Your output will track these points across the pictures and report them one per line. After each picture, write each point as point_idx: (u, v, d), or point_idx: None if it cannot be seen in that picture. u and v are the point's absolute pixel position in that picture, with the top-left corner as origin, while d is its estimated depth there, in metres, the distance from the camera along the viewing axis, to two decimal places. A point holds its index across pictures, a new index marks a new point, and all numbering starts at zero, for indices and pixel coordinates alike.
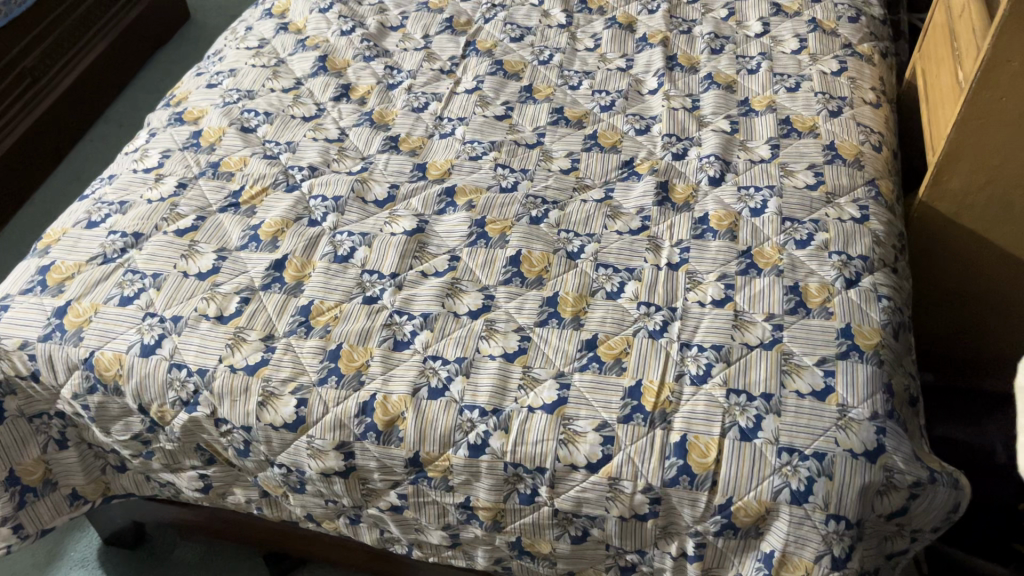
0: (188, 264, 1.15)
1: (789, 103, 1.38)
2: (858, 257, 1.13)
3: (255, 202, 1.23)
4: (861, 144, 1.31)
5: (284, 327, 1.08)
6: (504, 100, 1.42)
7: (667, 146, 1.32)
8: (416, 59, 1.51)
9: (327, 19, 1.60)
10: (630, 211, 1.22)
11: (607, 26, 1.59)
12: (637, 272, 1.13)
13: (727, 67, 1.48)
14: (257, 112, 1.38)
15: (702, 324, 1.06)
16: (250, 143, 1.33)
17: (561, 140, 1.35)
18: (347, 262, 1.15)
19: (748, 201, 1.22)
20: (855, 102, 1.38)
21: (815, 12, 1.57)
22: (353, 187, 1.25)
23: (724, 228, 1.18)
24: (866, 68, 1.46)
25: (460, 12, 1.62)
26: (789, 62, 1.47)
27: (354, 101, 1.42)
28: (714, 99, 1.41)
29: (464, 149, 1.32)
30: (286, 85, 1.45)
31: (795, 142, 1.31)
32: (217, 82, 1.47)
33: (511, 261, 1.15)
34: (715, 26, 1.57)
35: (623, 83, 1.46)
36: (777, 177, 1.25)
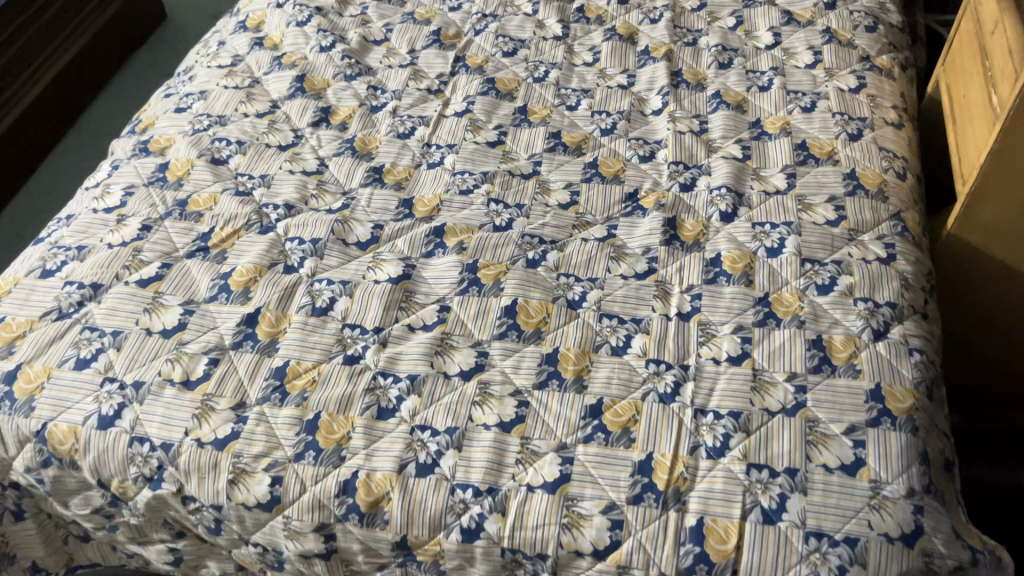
0: (152, 319, 1.04)
1: (805, 125, 1.28)
2: (886, 304, 1.04)
3: (226, 245, 1.12)
4: (884, 171, 1.21)
5: (257, 393, 0.98)
6: (497, 124, 1.32)
7: (674, 175, 1.22)
8: (402, 78, 1.40)
9: (305, 32, 1.48)
10: (635, 251, 1.12)
11: (607, 38, 1.48)
12: (645, 324, 1.03)
13: (736, 83, 1.37)
14: (228, 141, 1.27)
15: (718, 386, 0.96)
16: (221, 177, 1.22)
17: (559, 169, 1.25)
18: (327, 314, 1.05)
19: (764, 239, 1.12)
20: (876, 122, 1.28)
21: (830, 21, 1.47)
22: (333, 227, 1.14)
23: (739, 271, 1.08)
24: (886, 84, 1.36)
25: (449, 24, 1.51)
26: (803, 77, 1.37)
27: (334, 126, 1.31)
28: (724, 121, 1.30)
29: (454, 181, 1.22)
30: (260, 109, 1.34)
31: (813, 170, 1.21)
32: (186, 105, 1.36)
33: (506, 312, 1.05)
34: (722, 37, 1.46)
35: (624, 103, 1.36)
36: (794, 211, 1.15)
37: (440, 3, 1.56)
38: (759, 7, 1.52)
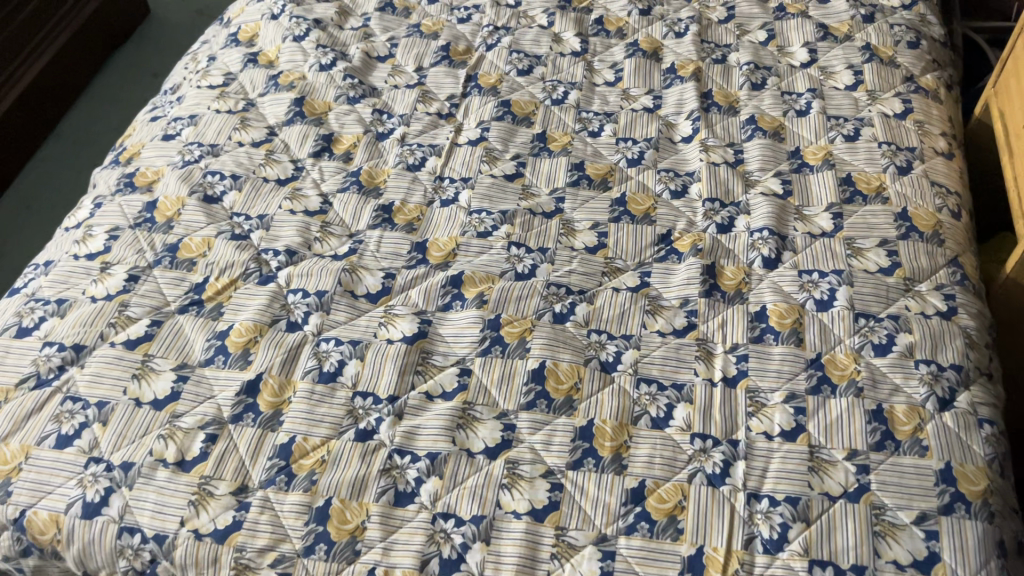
0: (141, 387, 0.94)
1: (850, 156, 1.18)
2: (950, 367, 0.95)
3: (222, 299, 1.02)
4: (938, 210, 1.11)
5: (260, 475, 0.88)
6: (514, 153, 1.22)
7: (710, 214, 1.13)
8: (410, 100, 1.29)
9: (303, 47, 1.36)
10: (672, 303, 1.03)
11: (629, 53, 1.37)
12: (687, 391, 0.94)
13: (771, 106, 1.27)
14: (222, 174, 1.17)
15: (772, 466, 0.87)
16: (214, 218, 1.11)
17: (583, 207, 1.15)
18: (335, 380, 0.95)
19: (813, 290, 1.03)
20: (926, 153, 1.19)
21: (868, 36, 1.37)
22: (340, 277, 1.03)
23: (787, 328, 0.99)
24: (934, 108, 1.26)
25: (458, 37, 1.40)
26: (843, 101, 1.27)
27: (337, 156, 1.21)
28: (760, 150, 1.20)
29: (470, 222, 1.12)
30: (256, 136, 1.23)
31: (861, 208, 1.12)
32: (175, 132, 1.25)
33: (534, 376, 0.95)
34: (753, 53, 1.36)
35: (651, 129, 1.26)
36: (843, 257, 1.06)
37: (448, 14, 1.45)
38: (792, 20, 1.41)
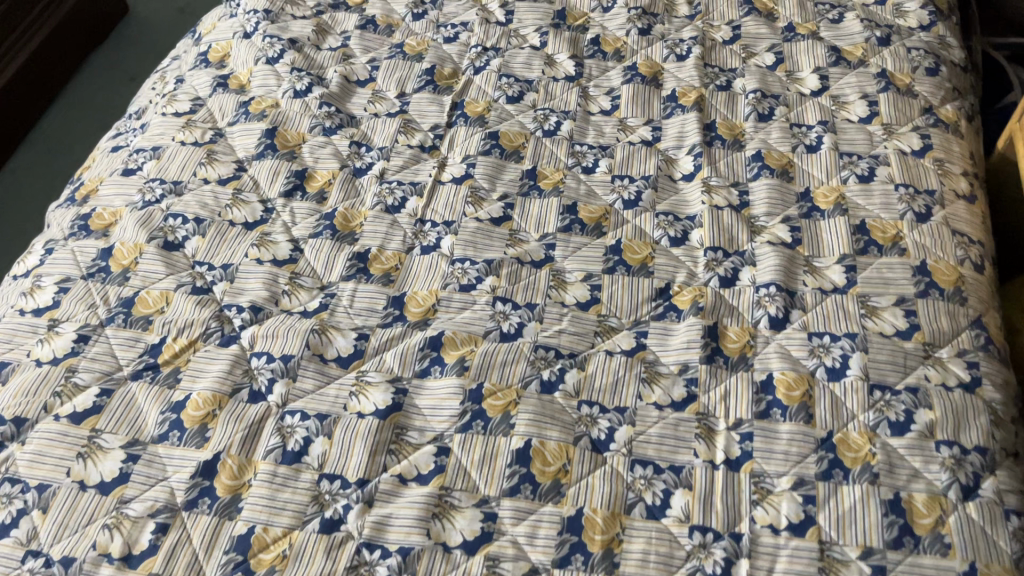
0: (87, 468, 0.85)
1: (864, 200, 1.09)
2: (974, 450, 0.86)
3: (179, 364, 0.94)
4: (959, 263, 1.03)
5: (215, 572, 0.80)
6: (502, 193, 1.13)
7: (712, 265, 1.04)
8: (391, 131, 1.20)
9: (277, 71, 1.27)
10: (670, 369, 0.94)
11: (626, 78, 1.28)
12: (686, 475, 0.85)
13: (779, 140, 1.18)
14: (184, 217, 1.07)
15: (778, 566, 0.79)
16: (174, 268, 1.02)
17: (575, 255, 1.06)
18: (300, 461, 0.86)
19: (823, 356, 0.94)
20: (946, 196, 1.10)
21: (884, 61, 1.27)
22: (308, 339, 0.95)
23: (796, 401, 0.90)
24: (954, 143, 1.17)
25: (444, 59, 1.31)
26: (857, 135, 1.18)
27: (310, 196, 1.12)
28: (767, 191, 1.11)
29: (453, 272, 1.03)
30: (223, 173, 1.14)
31: (876, 260, 1.03)
32: (136, 166, 1.16)
33: (519, 457, 0.86)
34: (760, 79, 1.27)
35: (650, 165, 1.17)
36: (856, 317, 0.97)
37: (433, 32, 1.36)
38: (802, 42, 1.32)
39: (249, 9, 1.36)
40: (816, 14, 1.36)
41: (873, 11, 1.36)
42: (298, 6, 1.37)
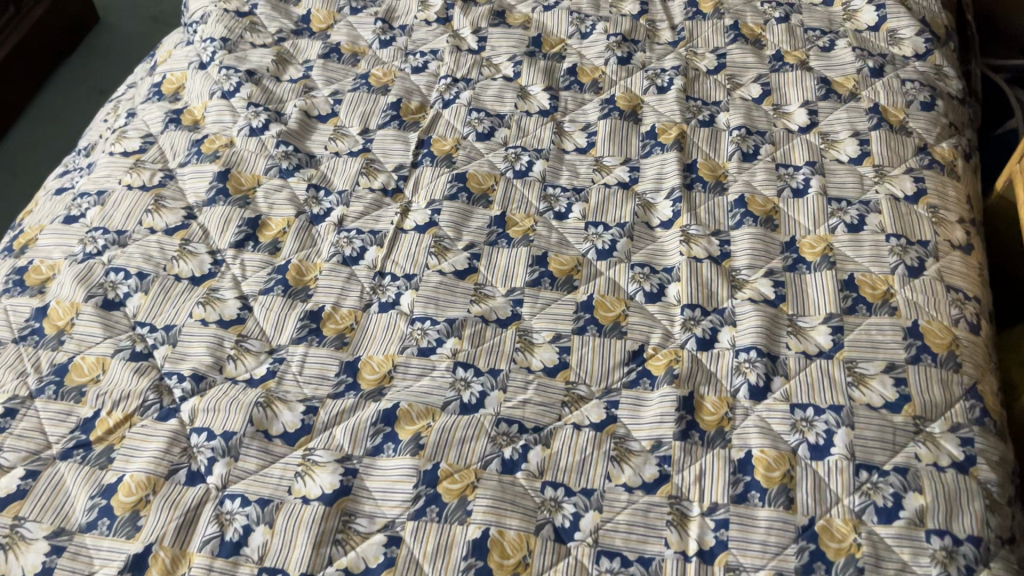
0: (6, 562, 0.79)
1: (852, 252, 1.03)
2: (967, 540, 0.80)
3: (113, 441, 0.87)
4: (954, 324, 0.96)
5: None
6: (468, 242, 1.06)
7: (689, 325, 0.97)
8: (352, 172, 1.13)
9: (232, 105, 1.19)
10: (642, 445, 0.88)
11: (604, 113, 1.21)
12: (655, 569, 0.79)
13: (764, 182, 1.11)
14: (127, 272, 1.01)
15: None
16: (113, 330, 0.96)
17: (543, 312, 0.99)
18: (239, 553, 0.80)
19: (806, 431, 0.88)
20: (941, 247, 1.03)
21: (877, 95, 1.20)
22: (251, 414, 0.88)
23: (776, 484, 0.84)
24: (950, 187, 1.10)
25: (411, 91, 1.23)
26: (846, 177, 1.11)
27: (263, 246, 1.05)
28: (750, 241, 1.05)
29: (411, 334, 0.96)
30: (171, 221, 1.07)
31: (865, 321, 0.96)
32: (79, 212, 1.09)
33: (475, 549, 0.80)
34: (745, 114, 1.19)
35: (626, 211, 1.10)
36: (842, 387, 0.91)
37: (401, 61, 1.28)
38: (791, 72, 1.24)
39: (205, 36, 1.28)
40: (806, 41, 1.29)
41: (866, 38, 1.28)
42: (258, 32, 1.30)
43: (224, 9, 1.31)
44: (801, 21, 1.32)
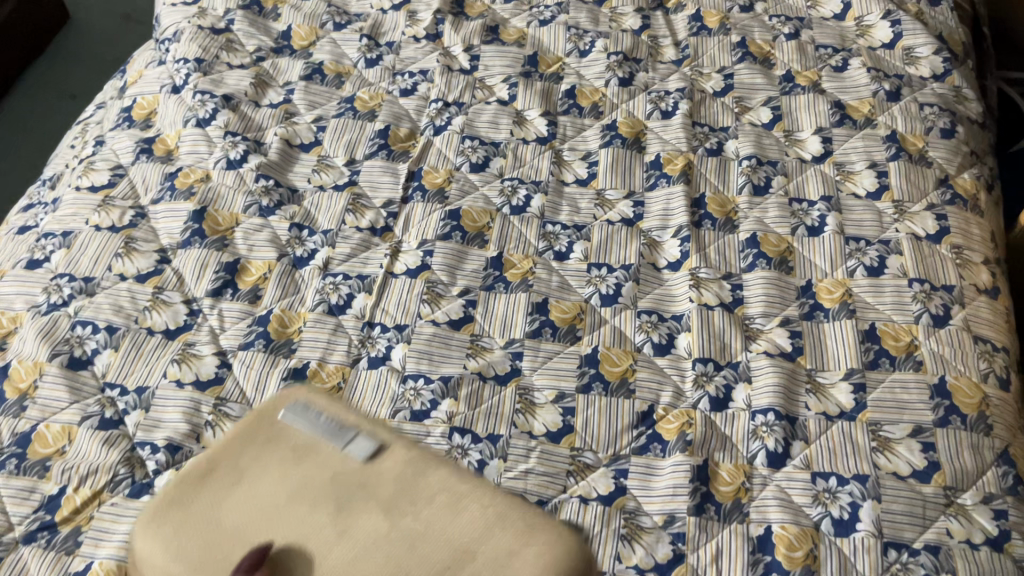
0: None
1: (873, 299, 0.96)
2: None
3: (81, 522, 0.80)
4: (983, 380, 0.90)
5: None
6: (463, 287, 0.99)
7: (701, 382, 0.91)
8: (337, 208, 1.06)
9: (208, 135, 1.12)
10: (654, 521, 0.81)
11: (605, 140, 1.14)
12: None
13: (776, 219, 1.05)
14: (95, 326, 0.93)
15: None
16: (80, 394, 0.88)
17: (545, 367, 0.92)
18: None
19: (829, 503, 0.82)
20: (966, 293, 0.97)
21: (894, 121, 1.13)
22: None
23: (799, 565, 0.78)
24: (974, 224, 1.04)
25: (400, 117, 1.16)
26: (865, 214, 1.04)
27: (243, 294, 0.97)
28: (765, 286, 0.98)
29: (404, 394, 0.90)
30: (142, 267, 0.99)
31: (888, 377, 0.90)
32: (43, 255, 1.01)
33: None
34: (756, 142, 1.12)
35: (631, 251, 1.03)
36: (866, 453, 0.85)
37: (389, 82, 1.20)
38: (802, 95, 1.17)
39: (178, 57, 1.20)
40: (817, 60, 1.22)
41: (881, 57, 1.21)
42: (235, 52, 1.21)
43: (199, 26, 1.23)
44: (811, 37, 1.24)
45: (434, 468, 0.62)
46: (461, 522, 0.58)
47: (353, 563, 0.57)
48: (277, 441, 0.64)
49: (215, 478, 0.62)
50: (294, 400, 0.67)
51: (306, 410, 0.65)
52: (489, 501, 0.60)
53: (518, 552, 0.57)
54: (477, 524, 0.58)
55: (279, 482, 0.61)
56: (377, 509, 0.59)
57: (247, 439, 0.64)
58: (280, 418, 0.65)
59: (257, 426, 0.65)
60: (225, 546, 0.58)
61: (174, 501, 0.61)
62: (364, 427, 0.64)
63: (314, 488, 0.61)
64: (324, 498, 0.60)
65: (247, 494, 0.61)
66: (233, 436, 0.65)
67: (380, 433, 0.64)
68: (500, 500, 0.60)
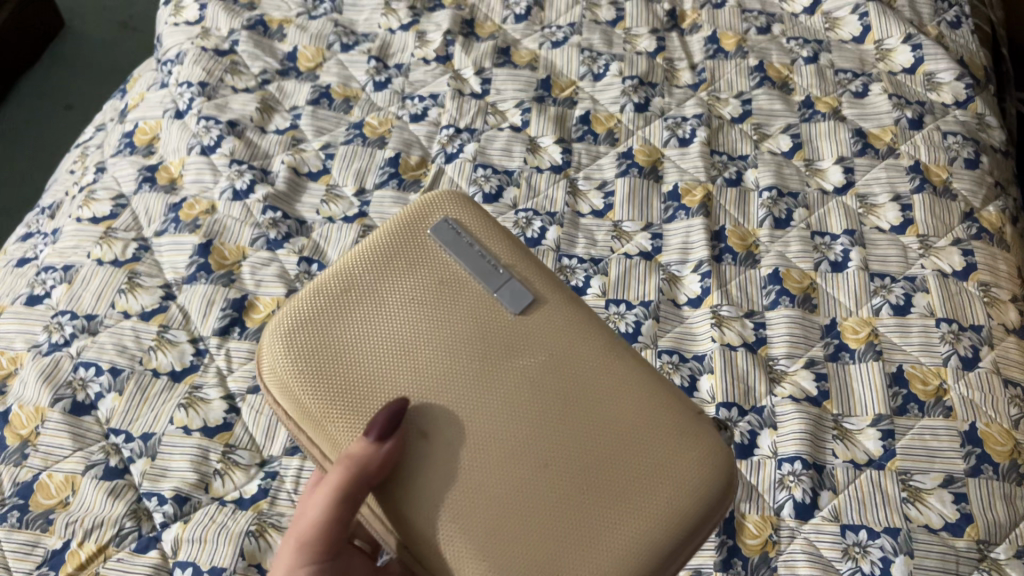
0: None
1: (899, 340, 0.94)
2: None
3: None
4: (1015, 426, 0.87)
5: None
6: None
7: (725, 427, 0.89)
8: (347, 240, 1.02)
9: (213, 163, 1.08)
10: None
11: (621, 169, 1.11)
12: None
13: (799, 254, 1.02)
14: (98, 367, 0.90)
15: None
16: (83, 441, 0.85)
17: None
18: None
19: (860, 558, 0.80)
20: (995, 333, 0.94)
21: (917, 150, 1.11)
22: (242, 546, 0.78)
23: None
24: (1001, 260, 1.01)
25: (410, 144, 1.13)
26: (889, 249, 1.01)
27: (250, 332, 0.94)
28: (788, 325, 0.95)
29: None
30: (146, 304, 0.95)
31: (917, 423, 0.88)
32: (43, 290, 0.98)
33: None
34: (776, 171, 1.09)
35: (650, 286, 1.00)
36: (897, 504, 0.83)
37: (398, 106, 1.17)
38: (823, 122, 1.15)
39: (181, 80, 1.16)
40: (836, 85, 1.19)
41: (902, 82, 1.19)
42: (239, 74, 1.18)
43: (202, 48, 1.20)
44: (831, 61, 1.22)
45: (578, 315, 0.71)
46: (624, 396, 0.66)
47: (512, 382, 0.66)
48: (430, 254, 0.72)
49: (364, 279, 0.70)
50: (447, 215, 0.75)
51: (456, 236, 0.73)
52: (648, 386, 0.67)
53: (668, 450, 0.64)
54: (639, 395, 0.66)
55: (430, 308, 0.69)
56: (536, 343, 0.68)
57: (399, 244, 0.72)
58: (430, 235, 0.73)
59: (407, 234, 0.73)
60: (389, 343, 0.68)
61: (335, 289, 0.70)
62: (517, 277, 0.71)
63: (469, 325, 0.69)
64: (482, 331, 0.68)
65: (402, 309, 0.69)
66: (386, 231, 0.73)
67: (532, 289, 0.71)
68: (645, 367, 0.69)
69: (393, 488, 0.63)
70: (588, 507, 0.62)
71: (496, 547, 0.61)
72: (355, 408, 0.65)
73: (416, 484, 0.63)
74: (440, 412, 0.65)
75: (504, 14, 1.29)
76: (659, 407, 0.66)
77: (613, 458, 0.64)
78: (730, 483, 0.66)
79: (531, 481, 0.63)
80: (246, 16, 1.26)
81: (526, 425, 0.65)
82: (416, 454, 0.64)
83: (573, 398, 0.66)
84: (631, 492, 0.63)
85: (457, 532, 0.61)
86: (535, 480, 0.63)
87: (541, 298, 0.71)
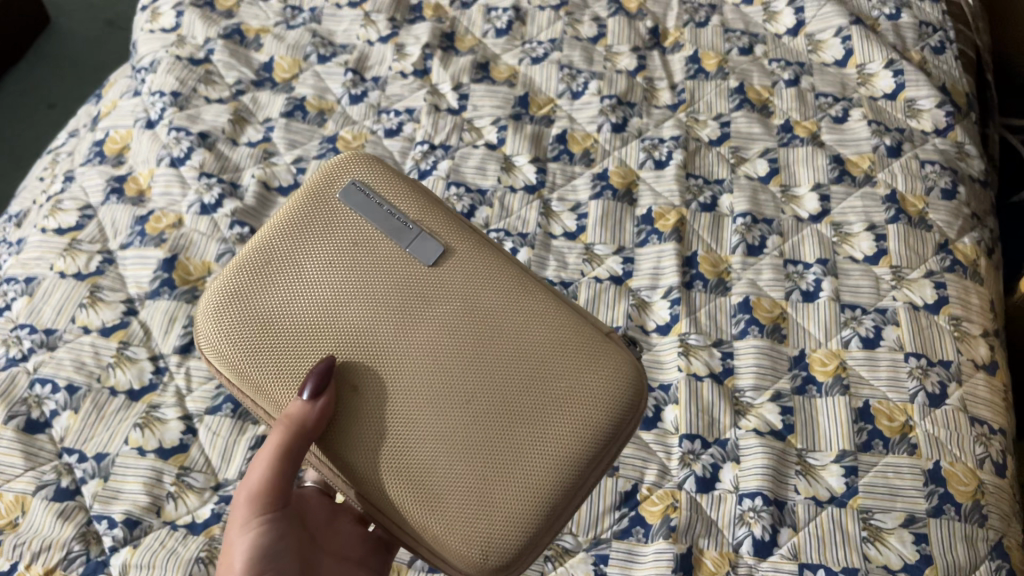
0: None
1: (868, 374, 0.93)
2: None
3: None
4: (979, 466, 0.87)
5: None
6: None
7: (687, 460, 0.88)
8: None
9: (182, 175, 1.07)
10: None
11: (595, 191, 1.09)
12: None
13: (770, 283, 1.01)
14: (54, 384, 0.89)
15: None
16: (36, 460, 0.85)
17: None
18: None
19: None
20: (964, 369, 0.93)
21: (894, 178, 1.09)
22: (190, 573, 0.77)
23: None
24: (974, 294, 1.00)
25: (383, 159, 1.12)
26: (862, 279, 1.00)
27: None
28: (756, 357, 0.94)
29: None
30: (107, 320, 0.94)
31: (881, 460, 0.87)
32: (4, 303, 0.97)
33: None
34: (751, 197, 1.08)
35: (618, 313, 0.99)
36: (856, 544, 0.82)
37: (373, 121, 1.16)
38: (801, 147, 1.14)
39: (154, 89, 1.15)
40: (817, 109, 1.18)
41: (882, 108, 1.17)
42: (213, 84, 1.17)
43: (177, 56, 1.19)
44: (812, 84, 1.20)
45: (486, 256, 0.74)
46: (533, 332, 0.71)
47: (429, 330, 0.70)
48: (343, 217, 0.75)
49: (283, 250, 0.74)
50: (352, 175, 0.77)
51: (363, 196, 0.76)
52: (556, 319, 0.72)
53: (577, 373, 0.69)
54: (546, 329, 0.71)
55: (351, 266, 0.73)
56: (449, 289, 0.72)
57: (311, 211, 0.75)
58: (338, 198, 0.76)
59: (317, 200, 0.76)
60: (313, 305, 0.71)
61: (256, 263, 0.73)
62: (427, 227, 0.75)
63: (388, 278, 0.72)
64: (402, 284, 0.72)
65: (322, 272, 0.72)
66: (296, 200, 0.76)
67: (443, 237, 0.75)
68: (551, 297, 0.73)
69: (331, 440, 0.68)
70: (511, 437, 0.68)
71: (433, 480, 0.67)
72: (288, 372, 0.70)
73: (353, 432, 0.68)
74: (366, 366, 0.69)
75: (485, 28, 1.28)
76: (567, 335, 0.71)
77: (528, 390, 0.69)
78: (639, 389, 0.71)
79: (457, 418, 0.68)
80: (223, 24, 1.24)
81: (447, 367, 0.69)
82: (347, 407, 0.69)
83: (485, 339, 0.70)
84: (548, 419, 0.68)
85: (397, 470, 0.67)
86: (462, 421, 0.68)
87: (452, 247, 0.74)
